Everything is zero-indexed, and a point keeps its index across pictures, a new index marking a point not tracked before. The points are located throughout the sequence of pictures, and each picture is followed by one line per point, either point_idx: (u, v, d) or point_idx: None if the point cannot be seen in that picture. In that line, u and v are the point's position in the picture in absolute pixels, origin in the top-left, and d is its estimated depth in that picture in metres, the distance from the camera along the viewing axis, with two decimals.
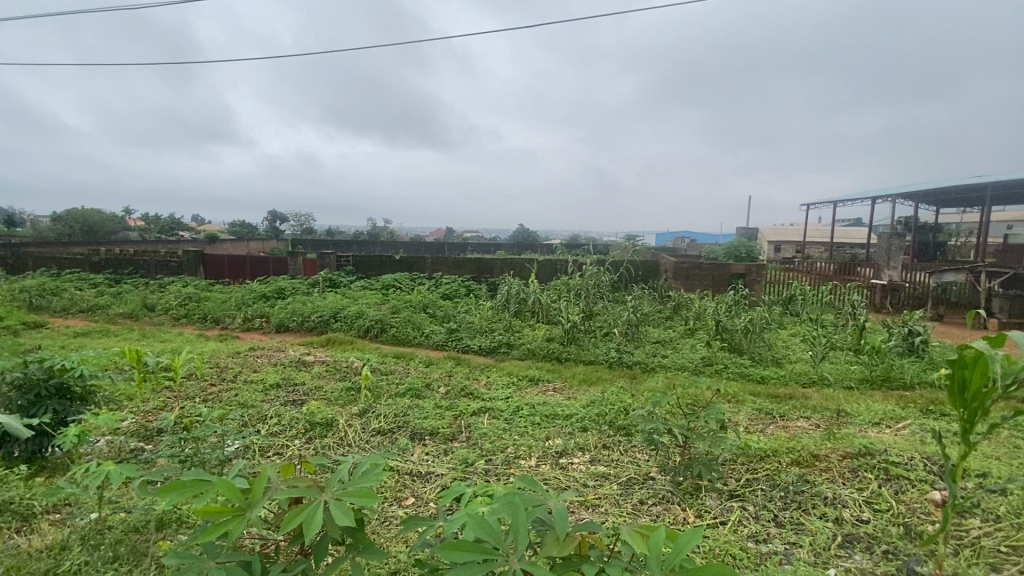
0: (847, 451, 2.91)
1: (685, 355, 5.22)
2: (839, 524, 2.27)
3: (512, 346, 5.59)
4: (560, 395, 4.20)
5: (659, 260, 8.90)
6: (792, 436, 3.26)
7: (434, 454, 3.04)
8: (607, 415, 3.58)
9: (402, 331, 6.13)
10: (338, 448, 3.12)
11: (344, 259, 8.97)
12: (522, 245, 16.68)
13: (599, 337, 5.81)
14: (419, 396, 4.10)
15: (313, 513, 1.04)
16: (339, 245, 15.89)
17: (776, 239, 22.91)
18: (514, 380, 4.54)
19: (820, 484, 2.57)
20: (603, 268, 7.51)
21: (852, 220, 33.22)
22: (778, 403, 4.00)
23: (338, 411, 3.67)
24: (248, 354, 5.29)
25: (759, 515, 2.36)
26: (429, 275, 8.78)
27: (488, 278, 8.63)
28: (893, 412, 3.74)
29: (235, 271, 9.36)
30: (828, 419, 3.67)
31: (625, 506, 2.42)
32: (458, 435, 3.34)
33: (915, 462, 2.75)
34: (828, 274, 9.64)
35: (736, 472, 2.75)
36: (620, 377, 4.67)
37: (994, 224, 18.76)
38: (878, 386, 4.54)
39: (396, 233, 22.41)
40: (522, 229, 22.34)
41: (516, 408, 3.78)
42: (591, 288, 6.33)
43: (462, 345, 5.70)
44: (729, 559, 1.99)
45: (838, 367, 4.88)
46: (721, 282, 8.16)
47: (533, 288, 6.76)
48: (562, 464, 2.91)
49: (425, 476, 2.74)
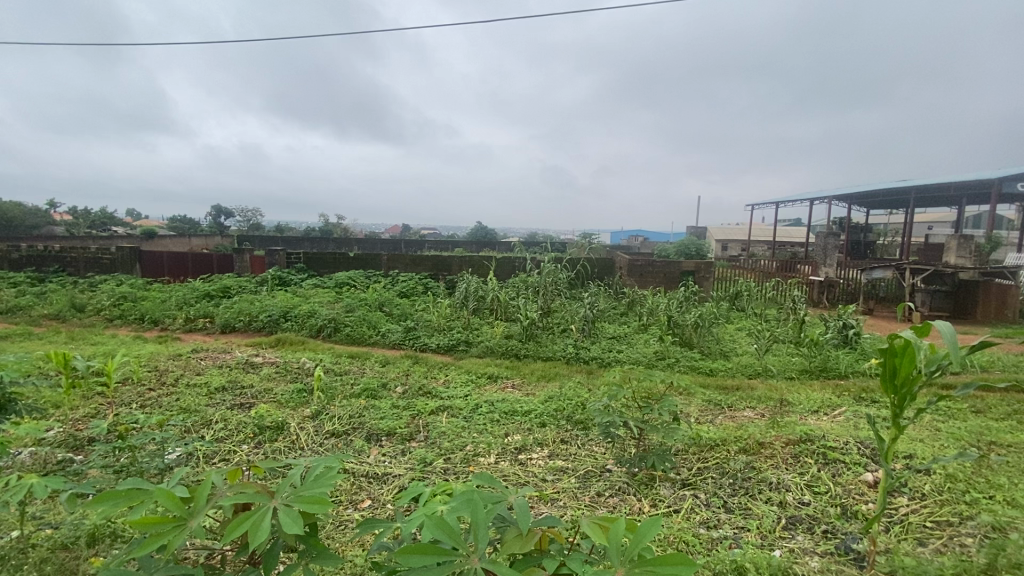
0: (790, 438, 3.08)
1: (638, 350, 5.37)
2: (783, 508, 2.39)
3: (471, 344, 5.55)
4: (518, 392, 4.22)
5: (614, 258, 9.09)
6: (739, 425, 3.41)
7: (391, 455, 2.97)
8: (565, 411, 3.63)
9: (356, 330, 5.96)
10: (289, 452, 3.01)
11: (294, 256, 8.65)
12: (480, 242, 16.61)
13: (556, 333, 5.88)
14: (376, 396, 4.02)
15: (260, 520, 0.98)
16: (289, 244, 15.26)
17: (723, 239, 23.87)
18: (473, 378, 4.52)
19: (765, 470, 2.70)
20: (560, 265, 7.60)
21: (792, 220, 35.01)
22: (725, 394, 4.18)
23: (289, 414, 3.53)
24: (190, 357, 5.00)
25: (710, 503, 2.45)
26: (384, 272, 8.59)
27: (446, 276, 8.53)
28: (829, 400, 3.98)
29: (176, 269, 8.84)
30: (772, 408, 3.86)
31: (583, 499, 2.46)
32: (416, 435, 3.28)
33: (850, 446, 2.94)
34: (771, 272, 10.16)
35: (688, 461, 2.86)
36: (577, 374, 4.72)
37: (917, 226, 20.31)
38: (816, 375, 4.82)
39: (350, 229, 21.83)
40: (480, 227, 22.24)
41: (474, 406, 3.77)
42: (548, 285, 6.40)
43: (420, 343, 5.61)
44: (682, 546, 2.06)
45: (780, 360, 5.15)
46: (673, 279, 8.41)
47: (492, 285, 6.74)
48: (521, 460, 2.92)
49: (383, 477, 2.69)
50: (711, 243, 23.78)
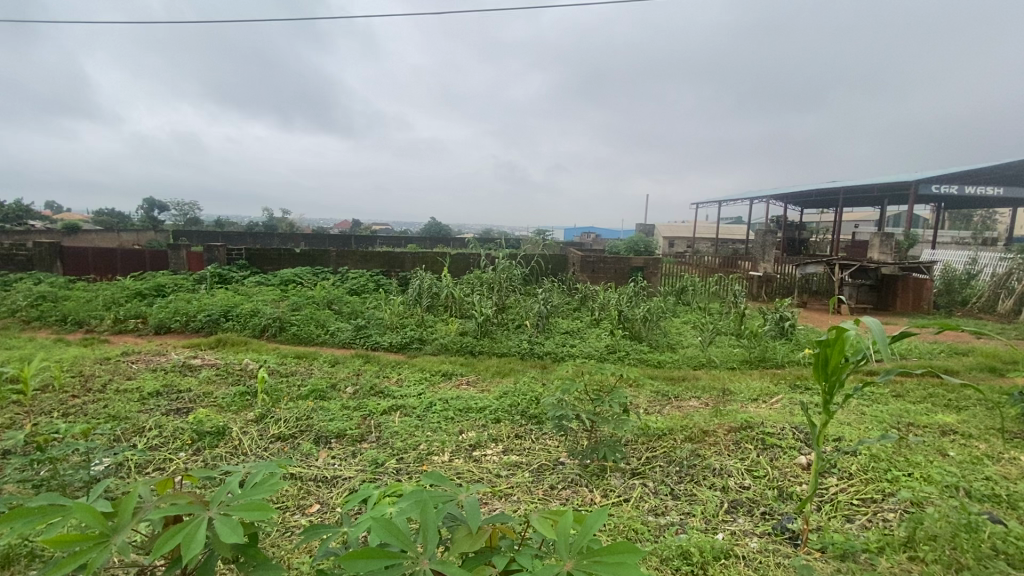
0: (731, 426, 3.23)
1: (591, 344, 5.47)
2: (726, 492, 2.51)
3: (424, 342, 5.47)
4: (473, 388, 4.20)
5: (567, 254, 9.21)
6: (685, 415, 3.55)
7: (341, 458, 2.89)
8: (519, 406, 3.65)
9: (304, 329, 5.75)
10: (231, 458, 2.86)
11: (235, 252, 8.22)
12: (433, 238, 16.41)
13: (511, 329, 5.89)
14: (325, 397, 3.89)
15: (193, 532, 0.92)
16: (231, 239, 14.51)
17: (671, 236, 24.74)
18: (427, 376, 4.47)
19: (709, 457, 2.82)
20: (514, 262, 7.63)
21: (732, 218, 36.78)
22: (673, 385, 4.34)
23: (231, 418, 3.36)
24: (119, 360, 4.65)
25: (658, 491, 2.53)
26: (333, 269, 8.32)
27: (398, 272, 8.36)
28: (768, 388, 4.21)
29: (102, 267, 8.20)
30: (715, 397, 4.04)
31: (537, 492, 2.49)
32: (367, 436, 3.21)
33: (786, 431, 3.13)
34: (714, 267, 10.64)
35: (638, 451, 2.95)
36: (531, 369, 4.75)
37: (845, 225, 21.81)
38: (756, 365, 5.09)
39: (297, 224, 21.00)
40: (433, 223, 21.94)
41: (428, 404, 3.72)
42: (503, 282, 6.43)
43: (371, 342, 5.48)
44: (632, 534, 2.11)
45: (723, 351, 5.40)
46: (623, 275, 8.62)
47: (446, 282, 6.68)
48: (475, 457, 2.91)
49: (332, 481, 2.61)
50: (659, 240, 24.53)
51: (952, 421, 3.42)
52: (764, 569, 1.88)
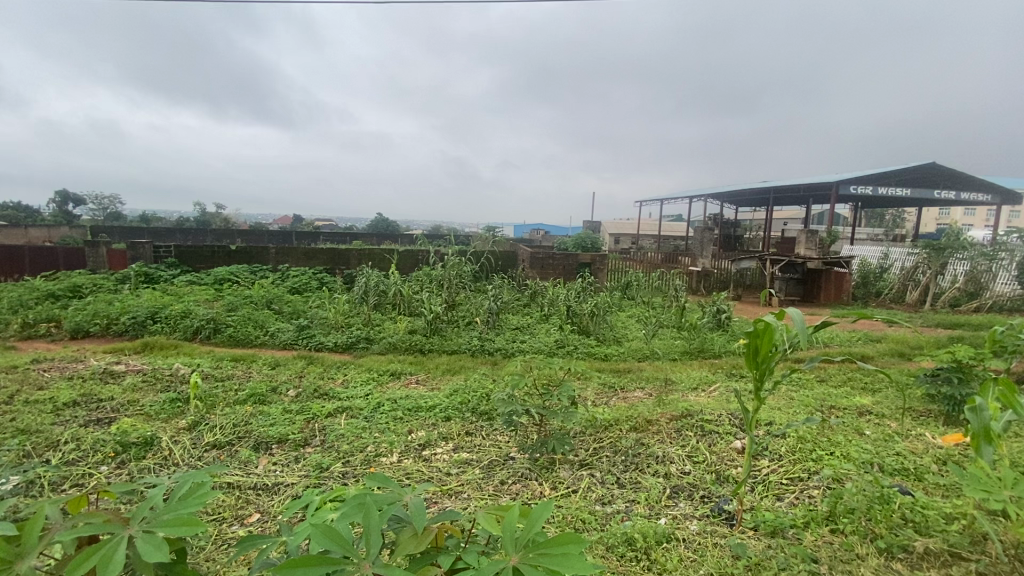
0: (673, 414, 3.38)
1: (540, 339, 5.53)
2: (668, 478, 2.61)
3: (372, 341, 5.34)
4: (423, 387, 4.15)
5: (516, 251, 9.26)
6: (631, 405, 3.67)
7: (283, 464, 2.77)
8: (469, 402, 3.65)
9: (240, 331, 5.45)
10: (161, 470, 2.68)
11: (163, 249, 7.67)
12: (379, 235, 16.02)
13: (461, 326, 5.86)
14: (265, 401, 3.72)
15: (110, 554, 0.86)
16: (159, 236, 13.55)
17: (617, 233, 25.41)
18: (374, 376, 4.36)
19: (652, 446, 2.93)
20: (463, 258, 7.59)
21: (673, 216, 38.34)
22: (619, 377, 4.47)
23: (160, 427, 3.15)
24: (28, 369, 4.24)
25: (604, 480, 2.61)
26: (273, 267, 7.95)
27: (343, 270, 8.10)
28: (707, 378, 4.43)
29: (7, 266, 7.43)
30: (658, 387, 4.21)
31: (487, 488, 2.49)
32: (311, 440, 3.09)
33: (723, 417, 3.31)
34: (657, 263, 11.04)
35: (586, 442, 3.02)
36: (482, 365, 4.75)
37: (776, 223, 23.25)
38: (696, 356, 5.33)
39: (233, 220, 19.91)
40: (380, 218, 21.40)
41: (376, 405, 3.63)
42: (452, 278, 6.39)
43: (315, 342, 5.29)
44: (579, 524, 2.16)
45: (666, 343, 5.63)
46: (571, 270, 8.77)
47: (393, 279, 6.55)
48: (425, 456, 2.88)
49: (274, 488, 2.50)
50: (605, 237, 25.15)
51: (868, 403, 3.73)
52: (703, 549, 1.98)
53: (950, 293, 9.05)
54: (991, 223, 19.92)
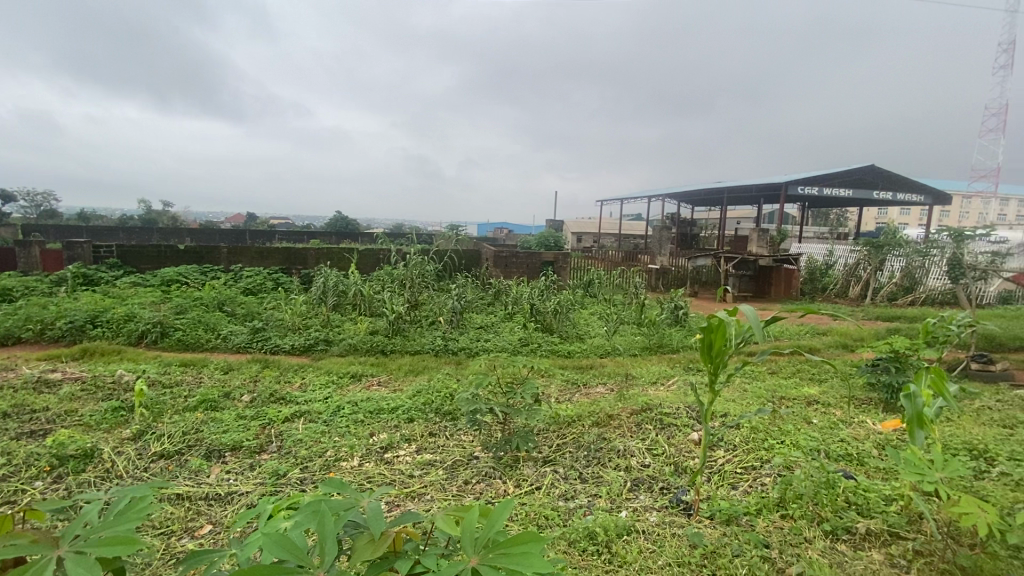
0: (633, 408, 3.46)
1: (504, 338, 5.54)
2: (629, 471, 2.67)
3: (331, 343, 5.21)
4: (384, 389, 4.08)
5: (479, 250, 9.23)
6: (593, 401, 3.73)
7: (237, 472, 2.66)
8: (433, 403, 3.61)
9: (190, 334, 5.21)
10: (102, 483, 2.53)
11: (103, 249, 7.22)
12: (338, 233, 15.63)
13: (424, 326, 5.79)
14: (217, 407, 3.56)
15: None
16: (99, 235, 12.76)
17: (579, 232, 25.74)
18: (334, 379, 4.26)
19: (614, 440, 2.99)
20: (425, 257, 7.50)
21: (633, 215, 39.19)
22: (581, 373, 4.53)
23: (101, 439, 2.96)
24: None
25: (567, 475, 2.63)
26: (225, 267, 7.63)
27: (300, 269, 7.85)
28: (666, 372, 4.55)
29: None
30: (619, 382, 4.29)
31: (451, 489, 2.47)
32: (267, 446, 2.99)
33: (680, 410, 3.41)
34: (618, 261, 11.25)
35: (549, 439, 3.05)
36: (445, 365, 4.72)
37: (730, 222, 24.12)
38: (655, 351, 5.47)
39: (181, 218, 18.96)
40: (339, 216, 20.85)
41: (335, 408, 3.54)
42: (415, 277, 6.31)
43: (271, 345, 5.11)
44: (542, 520, 2.18)
45: (627, 339, 5.74)
46: (535, 269, 8.82)
47: (353, 279, 6.41)
48: (387, 458, 2.83)
49: (227, 498, 2.40)
50: (568, 236, 25.41)
51: (815, 393, 3.92)
52: (661, 540, 2.03)
53: (888, 288, 9.62)
54: (924, 223, 21.33)
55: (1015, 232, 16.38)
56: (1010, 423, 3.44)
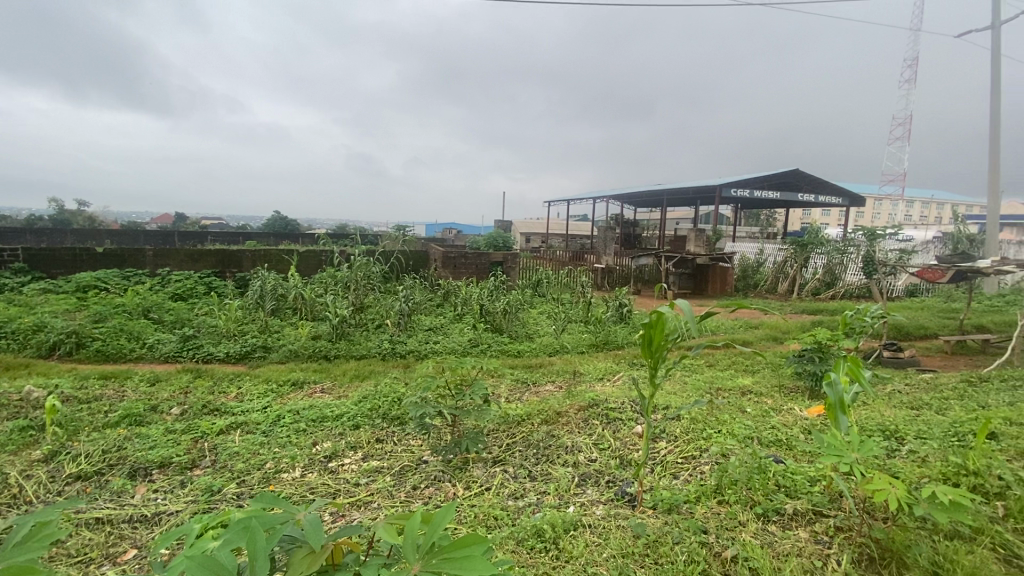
0: (581, 405, 3.53)
1: (454, 339, 5.50)
2: (577, 467, 2.72)
3: (270, 350, 4.98)
4: (328, 395, 3.95)
5: (427, 251, 9.13)
6: (542, 399, 3.78)
7: (165, 491, 2.49)
8: (380, 408, 3.53)
9: (110, 344, 4.81)
10: (7, 512, 2.29)
11: (7, 253, 6.54)
12: (278, 235, 14.97)
13: (370, 329, 5.65)
14: (142, 422, 3.31)
15: None
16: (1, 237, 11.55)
17: (528, 232, 26.00)
18: (273, 387, 4.06)
19: (562, 437, 3.04)
20: (371, 259, 7.31)
21: (580, 215, 40.00)
22: (531, 372, 4.58)
23: (5, 462, 2.68)
24: None
25: (517, 474, 2.65)
26: (150, 271, 7.11)
27: (235, 273, 7.44)
28: (612, 368, 4.68)
29: None
30: (568, 380, 4.37)
31: (398, 496, 2.43)
32: (200, 461, 2.82)
33: (625, 405, 3.52)
34: (565, 261, 11.48)
35: (499, 439, 3.06)
36: (393, 369, 4.63)
37: (672, 223, 25.14)
38: (602, 348, 5.61)
39: (99, 218, 17.49)
40: (277, 215, 19.97)
41: (275, 418, 3.39)
42: (360, 279, 6.14)
43: (203, 353, 4.82)
44: (491, 521, 2.19)
45: (575, 337, 5.86)
46: (484, 269, 8.80)
47: (293, 282, 6.15)
48: (331, 468, 2.74)
49: (154, 519, 2.24)
50: (517, 236, 25.58)
51: (749, 383, 4.16)
52: (606, 533, 2.08)
53: (812, 283, 10.32)
54: (843, 224, 23.14)
55: (919, 231, 18.02)
56: (917, 405, 3.79)
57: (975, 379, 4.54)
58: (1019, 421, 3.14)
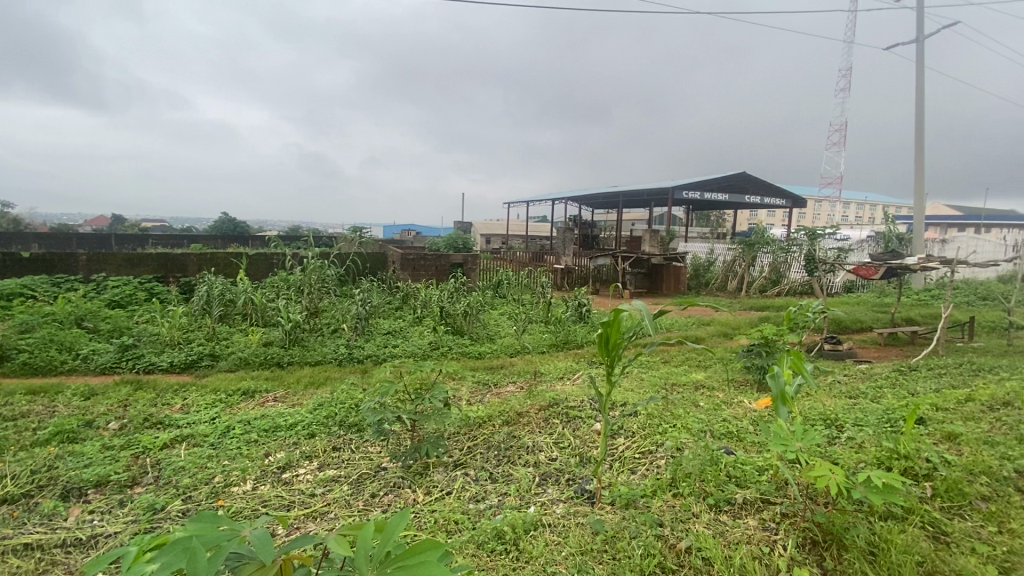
0: (542, 404, 3.56)
1: (414, 342, 5.43)
2: (538, 466, 2.74)
3: (218, 358, 4.76)
4: (282, 404, 3.81)
5: (385, 252, 8.97)
6: (503, 400, 3.79)
7: (102, 511, 2.33)
8: (336, 415, 3.44)
9: (39, 356, 4.47)
10: None
11: None
12: (226, 237, 14.32)
13: (326, 334, 5.50)
14: (76, 439, 3.09)
15: None
16: None
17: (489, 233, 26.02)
18: (222, 397, 3.89)
19: (523, 437, 3.06)
20: (326, 261, 7.11)
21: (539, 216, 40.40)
22: (492, 373, 4.58)
23: None
24: None
25: (478, 477, 2.65)
26: (84, 277, 6.66)
27: (179, 277, 7.06)
28: (572, 367, 4.75)
29: None
30: (528, 380, 4.40)
31: (356, 505, 2.37)
32: (142, 478, 2.66)
33: (584, 403, 3.57)
34: (525, 262, 11.57)
35: (460, 441, 3.04)
36: (350, 375, 4.52)
37: (629, 224, 25.77)
38: (562, 347, 5.68)
39: (23, 220, 16.19)
40: (225, 216, 19.12)
41: (224, 429, 3.24)
42: (314, 283, 5.95)
43: (145, 363, 4.55)
44: (451, 525, 2.17)
45: (535, 337, 5.90)
46: (443, 271, 8.71)
47: (243, 286, 5.90)
48: (285, 479, 2.65)
49: (89, 542, 2.10)
50: (477, 237, 25.54)
51: (702, 378, 4.33)
52: (566, 531, 2.11)
53: (759, 281, 10.83)
54: (786, 224, 24.40)
55: (855, 231, 19.23)
56: (854, 394, 4.05)
57: (905, 368, 4.89)
58: (943, 406, 3.40)
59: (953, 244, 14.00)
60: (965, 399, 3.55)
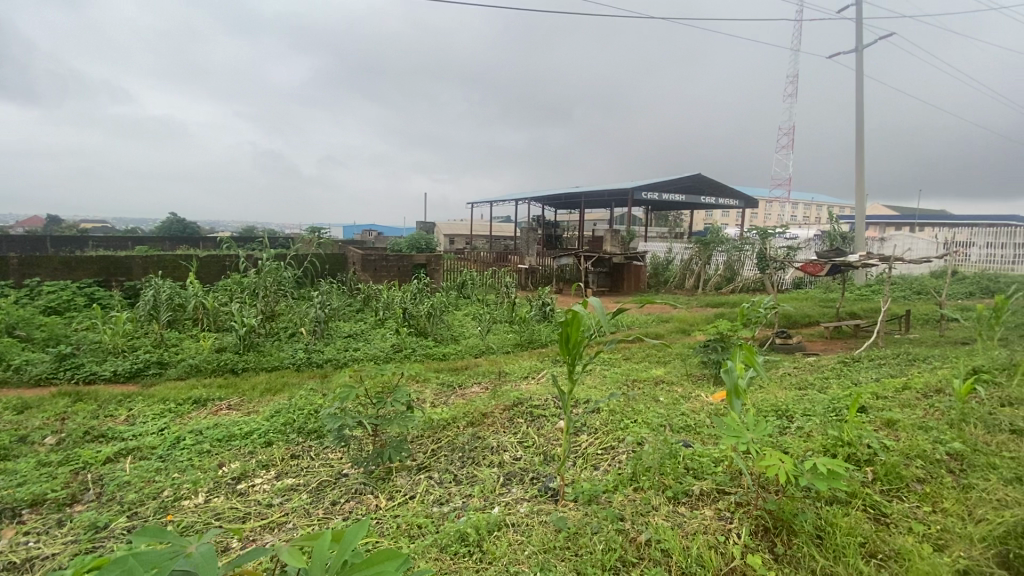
0: (506, 404, 3.57)
1: (376, 345, 5.34)
2: (503, 466, 2.75)
3: (166, 366, 4.53)
4: (236, 412, 3.67)
5: (345, 253, 8.78)
6: (468, 401, 3.78)
7: (39, 532, 2.18)
8: (295, 422, 3.34)
9: None
10: None
11: None
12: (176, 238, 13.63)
13: (284, 339, 5.34)
14: (6, 457, 2.88)
15: None
16: None
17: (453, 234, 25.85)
18: (171, 406, 3.71)
19: (487, 438, 3.06)
20: (283, 263, 6.88)
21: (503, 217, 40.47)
22: (456, 375, 4.56)
23: None
24: None
25: (442, 480, 2.63)
26: (16, 282, 6.21)
27: (122, 281, 6.68)
28: (536, 366, 4.78)
29: None
30: (493, 380, 4.40)
31: (316, 513, 2.31)
32: (82, 496, 2.51)
33: (548, 402, 3.61)
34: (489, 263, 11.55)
35: (424, 445, 3.02)
36: (309, 380, 4.40)
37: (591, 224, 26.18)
38: (527, 347, 5.72)
39: None
40: (174, 217, 18.21)
41: (173, 440, 3.09)
42: (270, 286, 5.76)
43: (86, 372, 4.29)
44: (415, 530, 2.15)
45: (499, 337, 5.92)
46: (406, 272, 8.59)
47: (193, 289, 5.65)
48: (240, 490, 2.55)
49: (21, 567, 1.96)
50: (441, 238, 25.32)
51: (662, 374, 4.44)
52: (530, 530, 2.13)
53: (715, 279, 11.21)
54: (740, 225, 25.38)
55: (804, 230, 20.20)
56: (803, 386, 4.25)
57: (849, 360, 5.17)
58: (883, 395, 3.63)
59: (891, 242, 14.90)
60: (902, 388, 3.79)
